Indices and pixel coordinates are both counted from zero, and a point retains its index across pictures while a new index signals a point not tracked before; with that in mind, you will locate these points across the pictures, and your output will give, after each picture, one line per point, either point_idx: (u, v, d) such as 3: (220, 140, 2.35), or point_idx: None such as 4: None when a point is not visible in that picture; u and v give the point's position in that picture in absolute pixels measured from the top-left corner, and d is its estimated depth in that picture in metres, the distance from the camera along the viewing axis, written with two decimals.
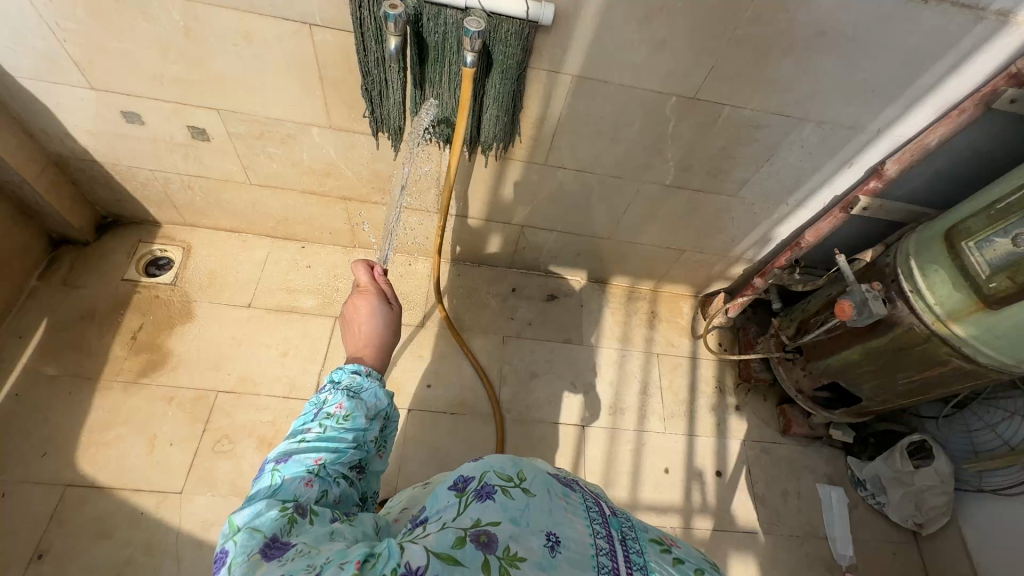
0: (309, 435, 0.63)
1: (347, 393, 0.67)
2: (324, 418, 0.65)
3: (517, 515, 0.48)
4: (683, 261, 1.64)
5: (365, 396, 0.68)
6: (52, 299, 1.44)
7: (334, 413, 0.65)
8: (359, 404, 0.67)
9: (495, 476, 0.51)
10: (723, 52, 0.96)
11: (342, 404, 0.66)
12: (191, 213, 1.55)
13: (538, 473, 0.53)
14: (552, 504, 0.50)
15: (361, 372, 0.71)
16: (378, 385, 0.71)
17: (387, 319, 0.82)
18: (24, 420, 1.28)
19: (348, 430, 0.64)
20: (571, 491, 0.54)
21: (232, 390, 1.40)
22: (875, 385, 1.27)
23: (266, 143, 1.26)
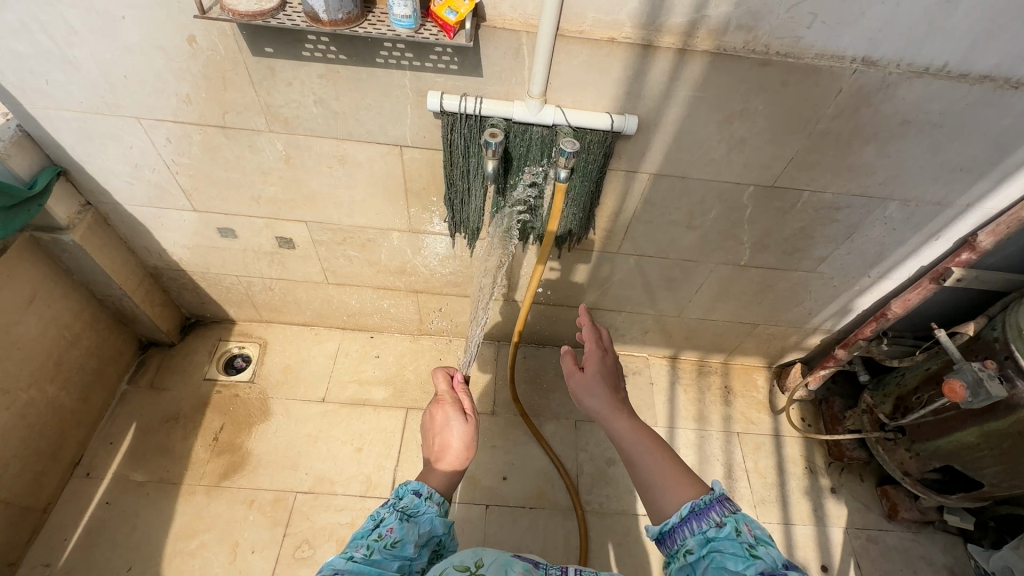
0: (357, 556, 0.61)
1: (401, 515, 0.67)
2: (375, 540, 0.63)
3: None
4: (756, 334, 1.59)
5: (421, 520, 0.68)
6: (140, 403, 1.49)
7: (385, 535, 0.64)
8: (412, 528, 0.66)
9: (453, 568, 0.60)
10: (804, 144, 0.97)
11: (395, 527, 0.65)
12: (269, 311, 1.61)
13: (497, 556, 0.62)
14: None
15: (421, 494, 0.71)
16: (436, 511, 0.70)
17: (454, 432, 0.81)
18: (113, 530, 1.29)
19: (395, 558, 0.62)
20: (532, 567, 0.63)
21: (311, 491, 1.39)
22: (999, 471, 1.16)
23: (348, 248, 1.32)
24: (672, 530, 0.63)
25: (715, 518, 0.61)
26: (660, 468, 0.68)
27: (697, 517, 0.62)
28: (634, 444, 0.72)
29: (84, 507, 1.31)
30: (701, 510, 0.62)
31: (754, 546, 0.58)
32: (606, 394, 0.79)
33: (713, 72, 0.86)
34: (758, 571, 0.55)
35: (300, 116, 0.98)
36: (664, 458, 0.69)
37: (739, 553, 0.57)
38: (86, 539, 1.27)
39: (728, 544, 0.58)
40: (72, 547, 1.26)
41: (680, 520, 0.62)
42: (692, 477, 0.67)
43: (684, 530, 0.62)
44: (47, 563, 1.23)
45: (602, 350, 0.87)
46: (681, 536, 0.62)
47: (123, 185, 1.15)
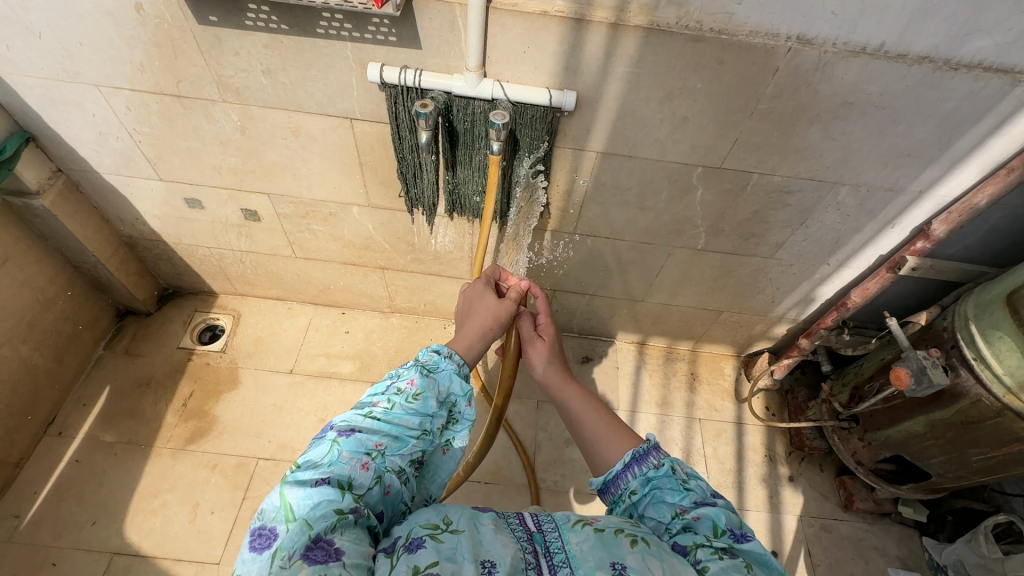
0: (376, 411, 0.62)
1: (422, 370, 0.67)
2: (393, 393, 0.64)
3: (450, 554, 0.53)
4: (722, 321, 1.59)
5: (439, 377, 0.67)
6: (115, 368, 1.54)
7: (404, 390, 0.64)
8: (431, 385, 0.65)
9: (421, 528, 0.56)
10: (746, 125, 0.97)
11: (414, 381, 0.65)
12: (242, 284, 1.65)
13: (463, 511, 0.59)
14: (479, 534, 0.57)
15: (440, 352, 0.70)
16: (455, 368, 0.69)
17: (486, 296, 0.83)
18: (81, 486, 1.34)
19: (414, 412, 0.63)
20: (496, 516, 0.62)
21: (272, 457, 1.43)
22: (945, 461, 1.16)
23: (311, 221, 1.35)
24: (616, 477, 0.67)
25: (653, 462, 0.66)
26: (600, 425, 0.72)
27: (638, 462, 0.66)
28: (577, 407, 0.75)
29: (55, 464, 1.37)
30: (641, 456, 0.67)
31: (687, 480, 0.64)
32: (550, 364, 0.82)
33: (648, 48, 0.86)
34: (693, 502, 0.61)
35: (251, 87, 1.00)
36: (603, 417, 0.73)
37: (676, 487, 0.63)
38: (55, 494, 1.33)
39: (666, 482, 0.64)
40: (41, 501, 1.31)
41: (624, 467, 0.66)
42: (627, 431, 0.72)
43: (627, 475, 0.66)
44: (17, 514, 1.29)
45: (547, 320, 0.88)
46: (625, 481, 0.66)
47: (90, 152, 1.19)
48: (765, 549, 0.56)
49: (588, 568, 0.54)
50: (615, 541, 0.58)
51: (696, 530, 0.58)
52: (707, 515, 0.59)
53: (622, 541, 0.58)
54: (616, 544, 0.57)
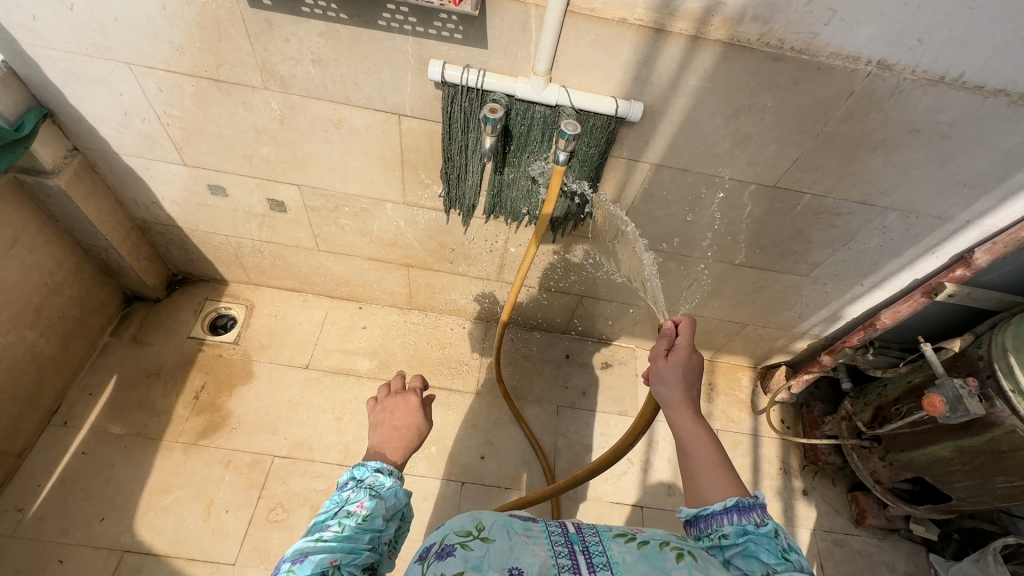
0: (327, 534, 0.60)
1: (370, 490, 0.64)
2: (344, 516, 0.62)
3: (478, 562, 0.53)
4: (744, 334, 1.59)
5: (387, 494, 0.64)
6: (122, 356, 1.48)
7: (354, 511, 0.62)
8: (380, 503, 0.63)
9: (455, 535, 0.57)
10: (809, 145, 0.95)
11: (363, 502, 0.63)
12: (257, 274, 1.59)
13: (496, 518, 0.59)
14: (511, 542, 0.56)
15: (384, 470, 0.67)
16: (401, 484, 0.67)
17: (420, 416, 0.75)
18: (88, 480, 1.29)
19: (365, 531, 0.61)
20: (530, 524, 0.60)
21: (288, 456, 1.39)
22: (969, 486, 1.18)
23: (340, 215, 1.30)
24: (710, 515, 0.62)
25: (756, 517, 0.60)
26: (713, 466, 0.66)
27: (739, 512, 0.61)
28: (691, 441, 0.69)
29: (60, 455, 1.31)
30: (743, 507, 0.61)
31: (788, 549, 0.59)
32: (680, 387, 0.74)
33: (724, 64, 0.84)
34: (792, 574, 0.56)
35: (297, 75, 0.95)
36: (720, 460, 0.67)
37: (774, 551, 0.58)
38: (60, 487, 1.27)
39: (765, 541, 0.59)
40: (46, 494, 1.26)
41: (722, 509, 0.62)
42: (734, 478, 0.66)
43: (723, 518, 0.61)
44: (20, 508, 1.23)
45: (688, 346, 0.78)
46: (718, 523, 0.61)
47: (112, 132, 1.12)
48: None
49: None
50: (660, 556, 0.56)
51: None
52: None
53: (667, 555, 0.56)
54: (662, 560, 0.55)
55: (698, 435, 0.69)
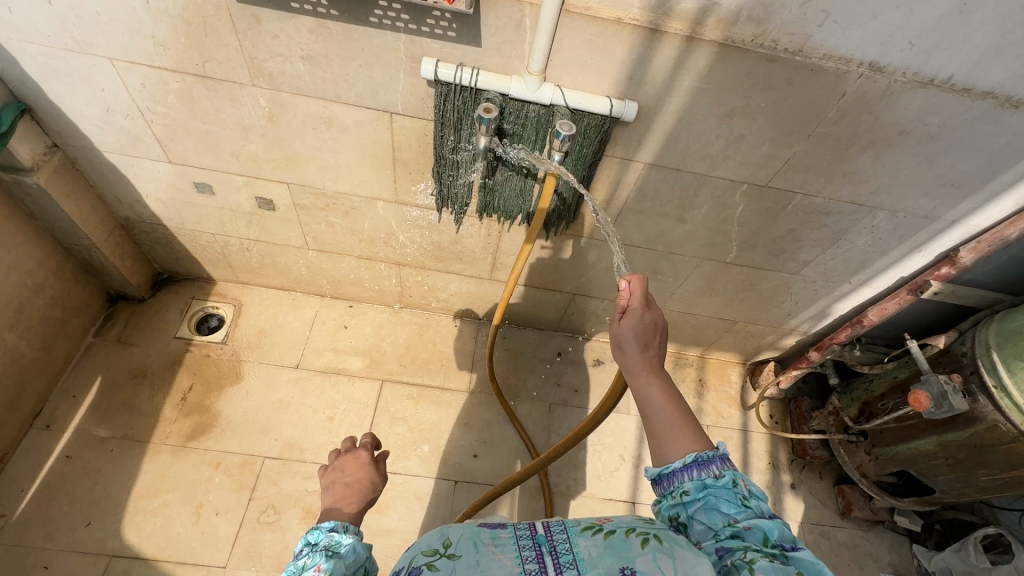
0: None
1: (326, 553, 0.61)
2: None
3: None
4: (734, 330, 1.61)
5: (345, 552, 0.62)
6: (106, 357, 1.45)
7: None
8: (339, 562, 0.60)
9: (422, 555, 0.57)
10: (802, 146, 0.96)
11: (321, 565, 0.59)
12: (245, 273, 1.57)
13: (463, 532, 0.59)
14: (479, 554, 0.56)
15: (339, 528, 0.65)
16: (357, 539, 0.65)
17: (370, 469, 0.75)
18: (73, 484, 1.26)
19: None
20: (498, 531, 0.60)
21: (279, 456, 1.38)
22: (951, 479, 1.20)
23: (330, 214, 1.28)
24: (672, 473, 0.64)
25: (714, 471, 0.62)
26: (672, 423, 0.68)
27: (699, 467, 0.63)
28: (649, 403, 0.71)
29: (43, 459, 1.28)
30: (703, 461, 0.63)
31: (748, 497, 0.61)
32: (636, 349, 0.75)
33: (719, 65, 0.84)
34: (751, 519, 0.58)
35: (286, 72, 0.93)
36: (679, 414, 0.69)
37: (734, 500, 0.60)
38: (44, 492, 1.24)
39: (723, 493, 0.60)
40: (29, 499, 1.23)
41: (682, 466, 0.63)
42: (696, 430, 0.68)
43: (684, 475, 0.63)
44: (2, 514, 1.21)
45: (643, 305, 0.78)
46: (679, 480, 0.63)
47: (93, 129, 1.09)
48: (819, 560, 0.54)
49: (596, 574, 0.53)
50: (626, 544, 0.56)
51: (743, 540, 0.57)
52: (760, 527, 0.57)
53: (633, 542, 0.56)
54: (627, 548, 0.55)
55: (655, 397, 0.71)
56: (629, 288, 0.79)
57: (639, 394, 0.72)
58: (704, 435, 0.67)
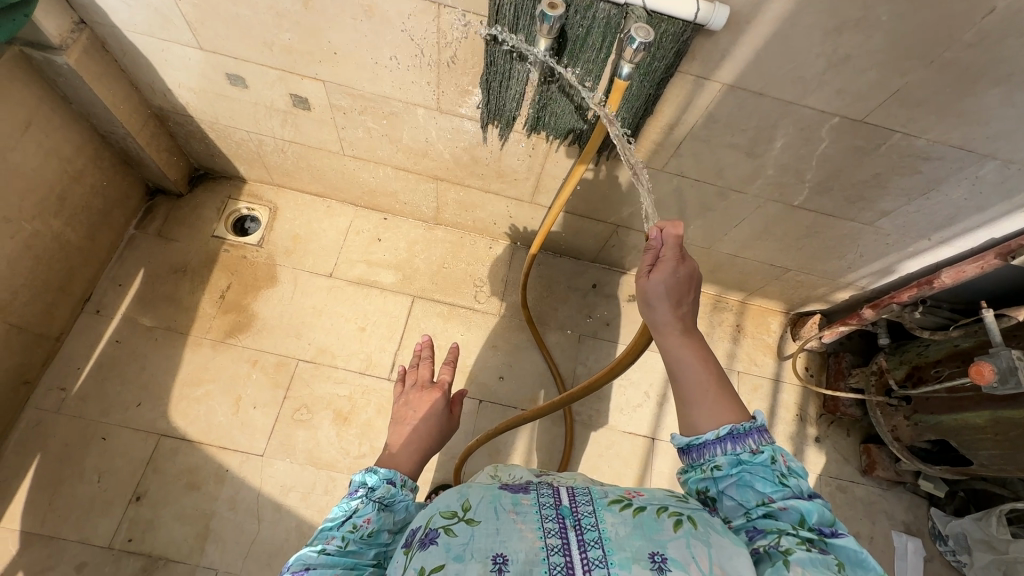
0: (330, 548, 0.59)
1: (379, 505, 0.63)
2: (349, 531, 0.60)
3: (459, 550, 0.53)
4: (784, 279, 1.51)
5: (397, 508, 0.64)
6: (148, 250, 1.47)
7: (361, 526, 0.61)
8: (388, 519, 0.63)
9: (440, 517, 0.57)
10: (918, 75, 0.81)
11: (371, 518, 0.61)
12: (280, 174, 1.52)
13: (483, 495, 0.59)
14: (498, 521, 0.56)
15: (396, 482, 0.65)
16: (412, 497, 0.66)
17: (439, 412, 0.78)
18: (124, 367, 1.34)
19: (370, 546, 0.61)
20: (520, 496, 0.60)
21: (312, 360, 1.42)
22: (995, 454, 1.15)
23: (368, 118, 1.20)
24: (703, 445, 0.64)
25: (751, 445, 0.62)
26: (708, 394, 0.66)
27: (733, 441, 0.62)
28: (681, 368, 0.68)
29: (95, 342, 1.35)
30: (739, 435, 0.62)
31: (786, 475, 0.61)
32: (667, 306, 0.70)
33: None
34: (787, 497, 0.59)
35: None
36: (714, 383, 0.67)
37: (770, 478, 0.60)
38: (98, 372, 1.33)
39: (760, 470, 0.61)
40: (86, 376, 1.32)
41: (715, 440, 0.63)
42: (735, 401, 0.66)
43: (717, 449, 0.63)
44: (63, 387, 1.30)
45: (676, 257, 0.72)
46: (711, 454, 0.63)
47: (119, 5, 1.00)
48: (861, 549, 0.55)
49: (623, 557, 0.52)
50: (657, 525, 0.55)
51: (777, 519, 0.58)
52: (797, 508, 0.58)
53: (665, 523, 0.56)
54: (657, 531, 0.55)
55: (691, 361, 0.68)
56: (662, 236, 0.74)
57: (671, 360, 0.69)
58: (741, 403, 0.66)
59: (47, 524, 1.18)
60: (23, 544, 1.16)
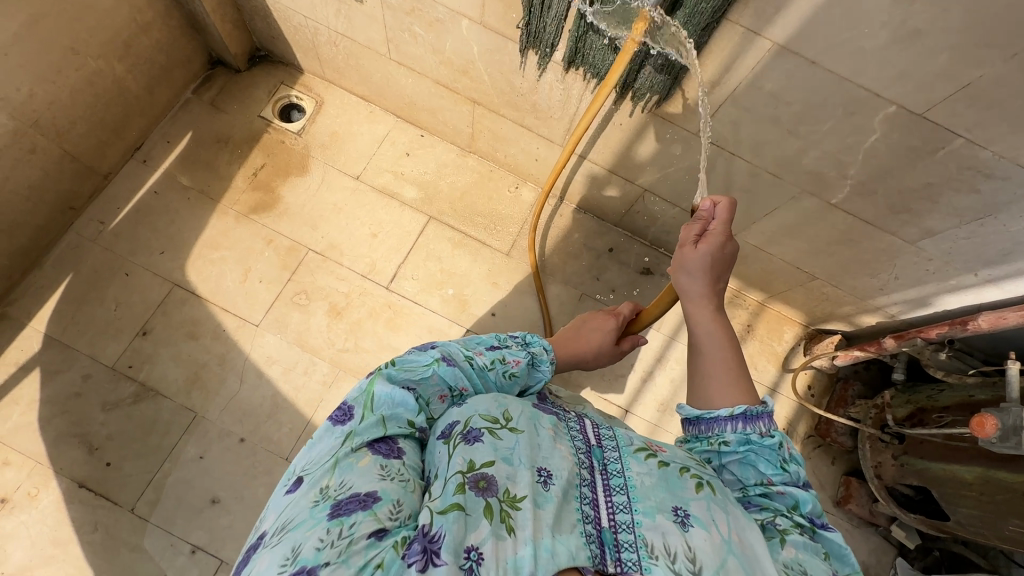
0: (478, 360, 0.66)
1: (529, 360, 0.70)
2: (499, 361, 0.67)
3: (507, 454, 0.56)
4: (809, 287, 1.42)
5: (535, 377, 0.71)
6: (199, 116, 1.55)
7: (509, 365, 0.68)
8: (523, 374, 0.69)
9: (480, 419, 0.58)
10: (995, 69, 0.71)
11: (520, 361, 0.68)
12: (331, 69, 1.55)
13: (524, 410, 0.61)
14: (539, 437, 0.59)
15: (548, 353, 0.73)
16: (548, 375, 0.72)
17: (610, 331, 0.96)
18: (156, 216, 1.45)
19: (500, 386, 0.67)
20: (557, 421, 0.64)
21: (321, 253, 1.48)
22: (973, 515, 1.06)
23: (414, 21, 1.19)
24: (714, 420, 0.66)
25: (761, 428, 0.63)
26: (729, 369, 0.69)
27: (744, 420, 0.64)
28: (708, 336, 0.72)
29: (136, 188, 1.46)
30: (751, 416, 0.64)
31: (788, 461, 0.63)
32: (705, 280, 0.74)
33: None
34: (785, 481, 0.62)
35: None
36: (737, 363, 0.70)
37: (773, 461, 0.63)
38: (134, 215, 1.44)
39: (766, 452, 0.63)
40: (123, 216, 1.44)
41: (727, 417, 0.65)
42: (749, 384, 0.69)
43: (727, 425, 0.65)
44: (102, 221, 1.43)
45: (724, 234, 0.76)
46: (720, 429, 0.65)
47: None
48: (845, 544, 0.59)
49: (648, 507, 0.56)
50: (680, 482, 0.59)
51: (771, 502, 0.61)
52: (794, 495, 0.61)
53: (688, 483, 0.59)
54: (681, 487, 0.58)
55: (719, 335, 0.72)
56: (714, 210, 0.78)
57: (699, 330, 0.73)
58: (754, 390, 0.68)
59: (66, 334, 1.33)
60: (44, 345, 1.31)
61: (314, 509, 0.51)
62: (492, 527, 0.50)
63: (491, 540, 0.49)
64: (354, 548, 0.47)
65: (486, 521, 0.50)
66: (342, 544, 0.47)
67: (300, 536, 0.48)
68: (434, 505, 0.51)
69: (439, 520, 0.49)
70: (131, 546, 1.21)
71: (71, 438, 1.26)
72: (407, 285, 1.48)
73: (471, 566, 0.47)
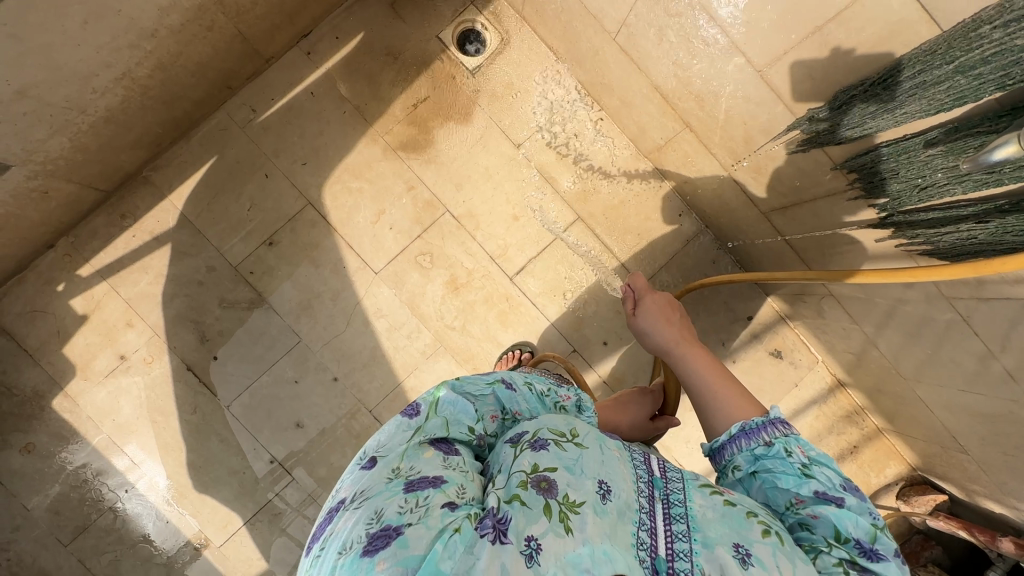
0: (535, 388, 0.61)
1: (579, 407, 0.63)
2: (554, 396, 0.62)
3: (572, 464, 0.51)
4: (947, 453, 1.28)
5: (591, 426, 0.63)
6: (375, 16, 1.36)
7: (563, 401, 0.62)
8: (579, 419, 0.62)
9: (548, 430, 0.54)
10: None
11: (572, 398, 0.63)
12: (533, 8, 1.30)
13: (591, 430, 0.56)
14: (604, 454, 0.53)
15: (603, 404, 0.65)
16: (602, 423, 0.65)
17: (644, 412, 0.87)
18: (306, 121, 1.35)
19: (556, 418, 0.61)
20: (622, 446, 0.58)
21: (457, 219, 1.38)
22: None
23: (671, 27, 0.99)
24: (721, 447, 0.61)
25: (764, 439, 0.58)
26: (723, 396, 0.65)
27: (747, 436, 0.60)
28: (696, 376, 0.69)
29: (294, 82, 1.35)
30: (752, 429, 0.60)
31: (808, 465, 0.55)
32: (660, 328, 0.76)
33: None
34: (814, 492, 0.53)
35: None
36: (724, 384, 0.67)
37: (790, 471, 0.55)
38: (285, 112, 1.35)
39: (777, 464, 0.56)
40: (274, 110, 1.34)
41: (729, 438, 0.61)
42: (749, 401, 0.64)
43: (733, 448, 0.60)
44: (254, 109, 1.34)
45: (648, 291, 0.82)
46: (729, 453, 0.60)
47: None
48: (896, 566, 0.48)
49: (707, 537, 0.48)
50: (746, 523, 0.49)
51: (811, 530, 0.52)
52: (826, 514, 0.51)
53: (753, 525, 0.49)
54: (746, 527, 0.49)
55: (701, 372, 0.69)
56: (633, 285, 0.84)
57: (682, 373, 0.71)
58: (756, 405, 0.64)
59: (200, 219, 1.32)
60: (178, 223, 1.32)
61: (388, 483, 0.48)
62: (551, 525, 0.46)
63: (551, 536, 0.45)
64: (432, 513, 0.45)
65: (545, 518, 0.46)
66: (420, 510, 0.45)
67: (380, 503, 0.46)
68: (499, 493, 0.49)
69: (506, 507, 0.47)
70: (220, 437, 1.32)
71: (188, 322, 1.32)
72: (531, 283, 1.40)
73: (530, 554, 0.44)
